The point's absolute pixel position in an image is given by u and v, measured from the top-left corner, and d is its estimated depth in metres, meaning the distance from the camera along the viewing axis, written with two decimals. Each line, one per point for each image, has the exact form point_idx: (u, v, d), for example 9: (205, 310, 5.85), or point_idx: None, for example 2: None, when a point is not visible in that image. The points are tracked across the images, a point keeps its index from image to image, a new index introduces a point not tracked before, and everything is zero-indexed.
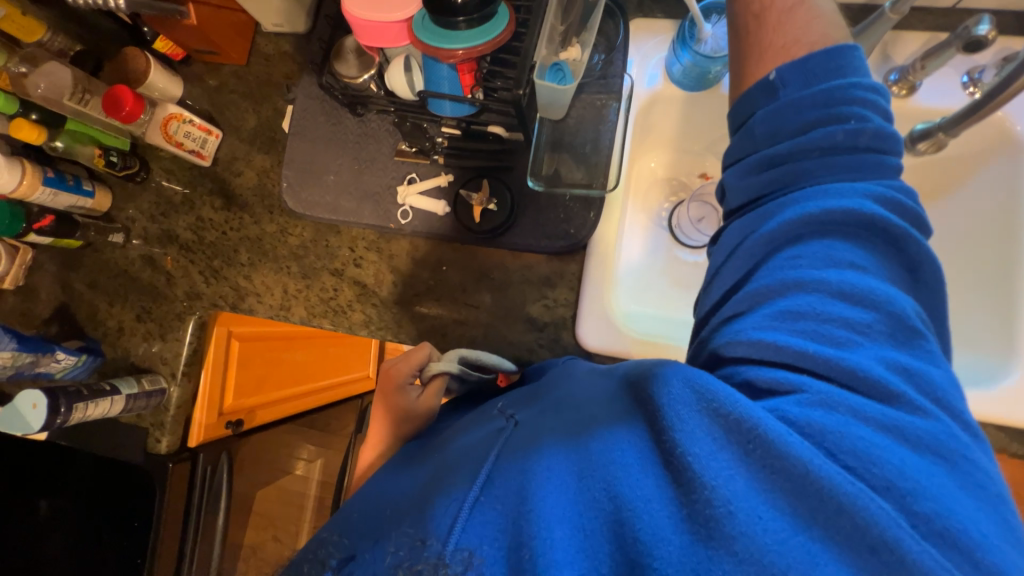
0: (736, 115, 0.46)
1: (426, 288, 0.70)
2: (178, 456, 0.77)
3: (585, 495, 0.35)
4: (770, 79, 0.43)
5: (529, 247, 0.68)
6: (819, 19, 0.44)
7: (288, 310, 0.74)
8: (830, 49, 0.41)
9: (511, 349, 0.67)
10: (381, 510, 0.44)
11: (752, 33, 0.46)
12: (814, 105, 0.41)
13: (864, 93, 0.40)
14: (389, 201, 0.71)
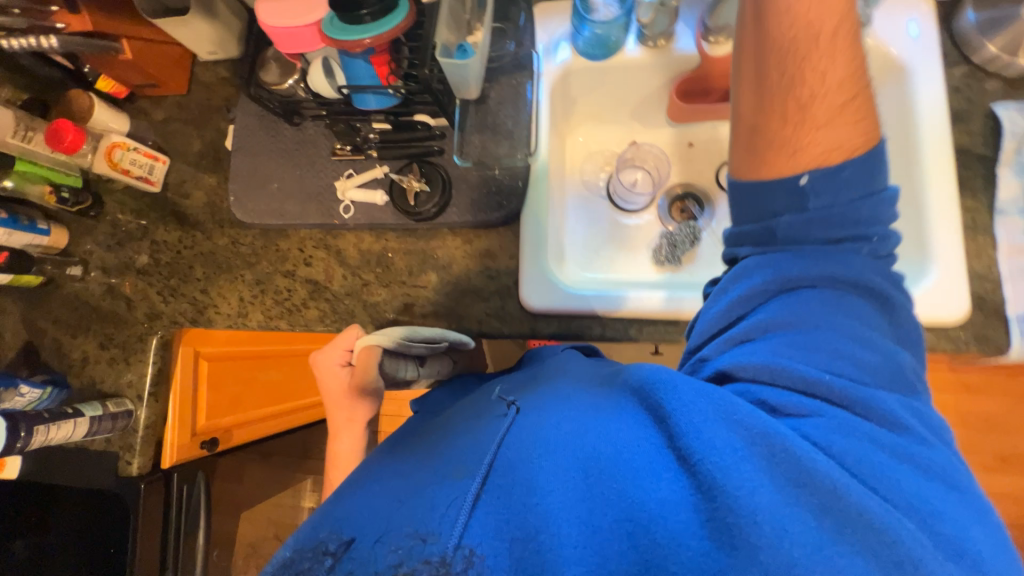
0: (756, 201, 0.46)
1: (374, 277, 0.73)
2: (150, 476, 0.78)
3: (606, 497, 0.36)
4: (800, 183, 0.43)
5: (467, 222, 0.71)
6: (863, 120, 0.43)
7: (245, 316, 0.76)
8: (871, 153, 0.42)
9: (460, 323, 0.69)
10: (371, 495, 0.44)
11: (792, 120, 0.43)
12: (850, 217, 0.42)
13: (889, 204, 0.43)
14: (331, 199, 0.75)
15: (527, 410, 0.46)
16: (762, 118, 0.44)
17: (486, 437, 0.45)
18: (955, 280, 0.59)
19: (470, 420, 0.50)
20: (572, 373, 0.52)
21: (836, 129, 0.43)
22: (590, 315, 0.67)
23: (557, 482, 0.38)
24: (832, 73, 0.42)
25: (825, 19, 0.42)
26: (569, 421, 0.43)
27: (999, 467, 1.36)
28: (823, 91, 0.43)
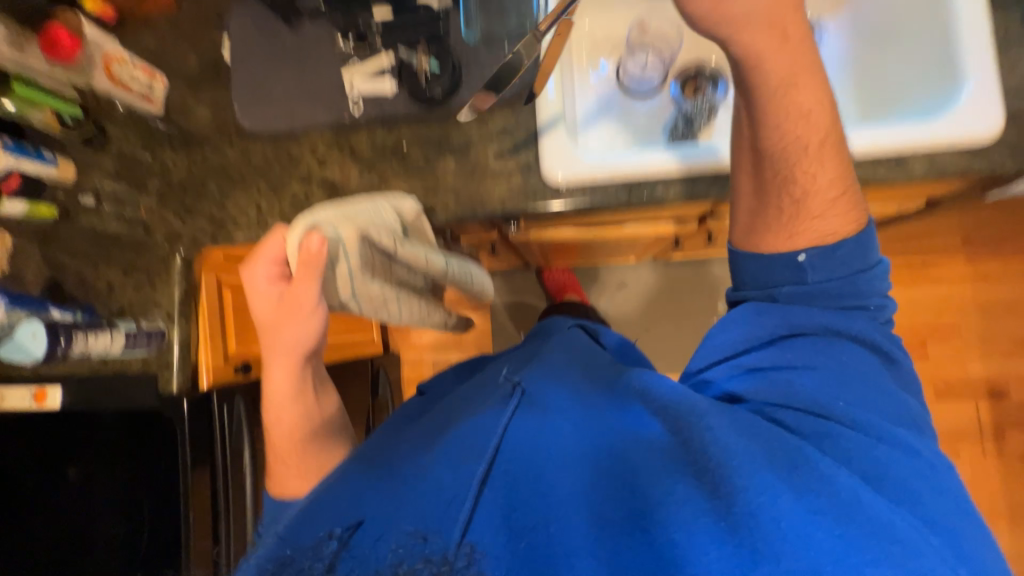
0: (759, 263, 0.55)
1: (391, 171, 0.72)
2: (191, 394, 0.78)
3: (610, 508, 0.44)
4: (799, 259, 0.53)
5: (480, 102, 0.70)
6: (845, 197, 0.53)
7: (265, 225, 0.75)
8: (859, 237, 0.52)
9: (484, 204, 0.69)
10: (387, 478, 0.48)
11: (790, 210, 0.53)
12: (844, 293, 0.52)
13: (879, 278, 0.53)
14: (339, 97, 0.73)
15: (531, 404, 0.53)
16: (763, 208, 0.54)
17: (489, 425, 0.51)
18: (988, 92, 0.59)
19: (472, 405, 0.57)
20: (575, 365, 0.60)
21: (830, 216, 0.52)
22: (614, 180, 0.67)
23: (553, 485, 0.46)
24: (825, 176, 0.52)
25: (813, 134, 0.51)
26: (570, 424, 0.50)
27: (1012, 350, 1.38)
28: (817, 190, 0.52)
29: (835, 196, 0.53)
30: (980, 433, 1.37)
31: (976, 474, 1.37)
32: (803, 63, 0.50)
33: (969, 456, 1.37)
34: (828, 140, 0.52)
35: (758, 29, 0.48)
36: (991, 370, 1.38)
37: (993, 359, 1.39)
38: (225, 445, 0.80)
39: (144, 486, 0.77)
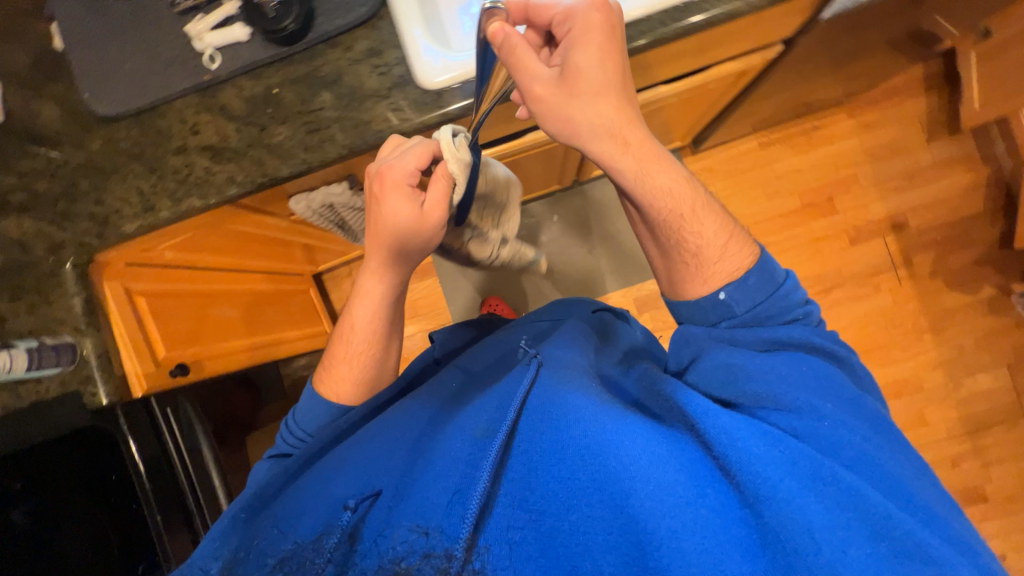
0: (691, 305, 0.66)
1: (269, 119, 0.70)
2: (127, 401, 0.76)
3: (618, 470, 0.49)
4: (721, 297, 0.63)
5: (339, 27, 0.68)
6: (732, 242, 0.64)
7: (153, 209, 0.71)
8: (760, 267, 0.63)
9: (372, 129, 0.68)
10: (410, 500, 0.56)
11: (695, 265, 0.64)
12: (766, 313, 0.62)
13: (791, 290, 0.63)
14: (192, 56, 0.70)
15: (538, 383, 0.61)
16: (675, 267, 0.66)
17: (498, 410, 0.61)
18: None
19: (483, 400, 0.64)
20: (568, 344, 0.70)
21: (728, 252, 0.64)
22: None
23: (549, 473, 0.51)
24: (710, 219, 0.64)
25: (682, 193, 0.63)
26: (585, 408, 0.55)
27: (903, 184, 1.53)
28: (709, 238, 0.64)
29: (723, 239, 0.64)
30: (893, 264, 1.53)
31: (899, 301, 1.52)
32: (645, 140, 0.60)
33: (889, 286, 1.53)
34: (695, 188, 0.64)
35: (602, 123, 0.58)
36: (889, 208, 1.53)
37: (890, 196, 1.53)
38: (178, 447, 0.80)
39: (101, 508, 0.73)
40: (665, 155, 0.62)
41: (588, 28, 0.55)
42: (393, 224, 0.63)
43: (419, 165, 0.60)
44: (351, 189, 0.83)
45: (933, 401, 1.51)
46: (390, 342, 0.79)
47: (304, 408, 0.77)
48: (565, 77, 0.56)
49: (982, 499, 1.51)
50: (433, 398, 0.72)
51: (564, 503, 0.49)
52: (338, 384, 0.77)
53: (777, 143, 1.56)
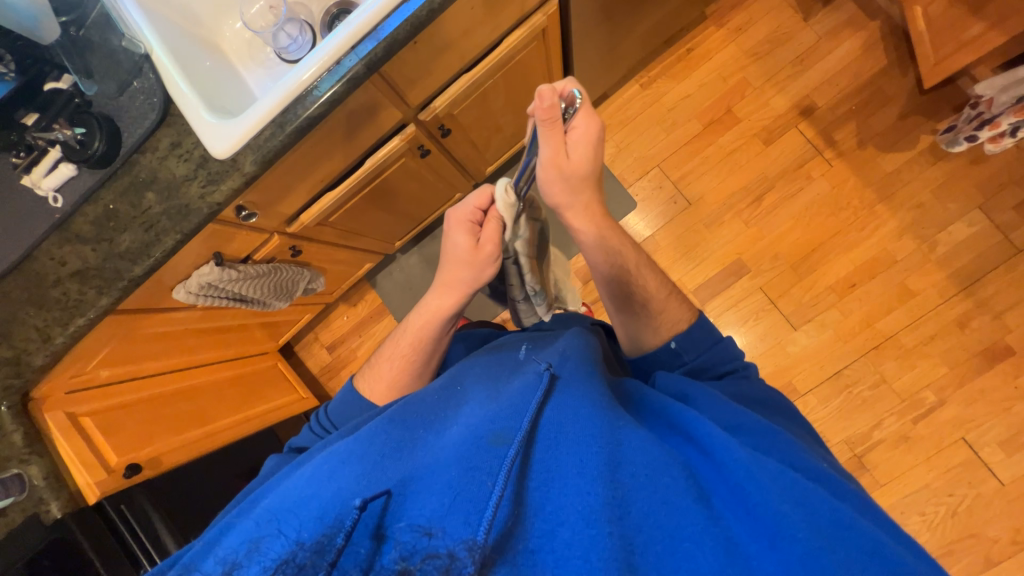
0: (643, 352, 0.73)
1: (113, 231, 0.79)
2: (78, 510, 0.86)
3: (632, 499, 0.40)
4: (672, 346, 0.70)
5: (143, 135, 0.78)
6: (672, 298, 0.74)
7: (50, 338, 0.82)
8: (699, 321, 0.72)
9: (193, 209, 0.77)
10: (419, 496, 0.41)
11: (644, 312, 0.72)
12: (714, 362, 0.69)
13: (729, 345, 0.71)
14: (41, 203, 0.81)
15: (558, 391, 0.49)
16: (632, 318, 0.72)
17: (516, 407, 0.47)
18: None
19: (495, 395, 0.51)
20: (580, 349, 0.59)
21: (675, 311, 0.73)
22: (264, 123, 0.74)
23: (569, 481, 0.40)
24: (664, 288, 0.74)
25: (631, 256, 0.72)
26: (601, 417, 0.45)
27: (797, 70, 1.49)
28: (661, 298, 0.73)
29: (666, 298, 0.73)
30: (817, 149, 1.47)
31: (837, 183, 1.46)
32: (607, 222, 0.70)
33: (821, 172, 1.47)
34: (642, 257, 0.74)
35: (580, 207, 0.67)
36: (791, 97, 1.49)
37: (787, 86, 1.50)
38: (133, 535, 0.91)
39: None
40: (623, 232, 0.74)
41: (595, 136, 0.64)
42: (450, 256, 0.72)
43: (479, 203, 0.72)
44: (219, 266, 0.92)
45: (913, 269, 1.41)
46: (431, 362, 0.79)
47: (339, 402, 0.77)
48: (577, 158, 0.64)
49: (1010, 352, 1.36)
50: (437, 394, 0.58)
51: (580, 517, 0.38)
52: (376, 378, 0.78)
53: (658, 78, 1.56)
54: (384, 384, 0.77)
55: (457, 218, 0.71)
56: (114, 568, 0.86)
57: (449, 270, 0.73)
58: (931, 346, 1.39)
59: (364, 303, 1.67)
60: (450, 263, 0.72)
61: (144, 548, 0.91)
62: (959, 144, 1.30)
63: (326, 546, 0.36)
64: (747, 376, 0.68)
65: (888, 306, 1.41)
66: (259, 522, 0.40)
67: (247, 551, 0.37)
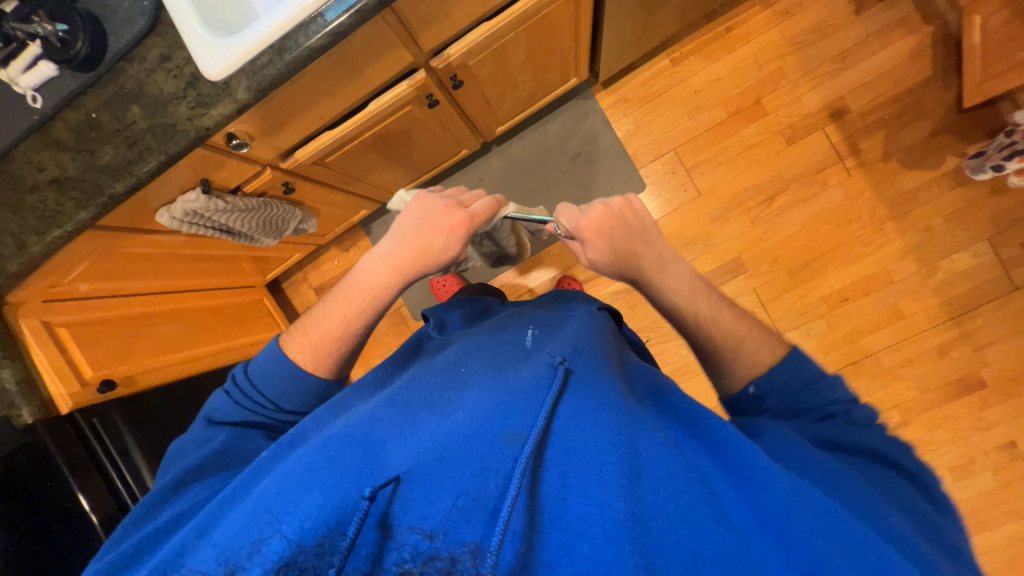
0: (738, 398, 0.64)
1: (94, 142, 0.75)
2: (48, 419, 0.87)
3: (654, 513, 0.39)
4: (751, 390, 0.62)
5: (130, 41, 0.72)
6: (756, 340, 0.65)
7: (26, 245, 0.79)
8: (789, 358, 0.61)
9: (179, 131, 0.73)
10: (432, 489, 0.42)
11: (722, 351, 0.65)
12: (805, 406, 0.58)
13: (827, 389, 0.58)
14: (19, 101, 0.75)
15: (570, 391, 0.52)
16: (712, 360, 0.67)
17: (529, 406, 0.49)
18: None
19: (504, 386, 0.53)
20: (584, 345, 0.64)
21: (759, 345, 0.64)
22: (262, 48, 0.69)
23: (588, 490, 0.41)
24: (740, 323, 0.66)
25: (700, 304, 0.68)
26: (616, 426, 0.46)
27: (837, 67, 1.41)
28: (741, 332, 0.65)
29: (738, 341, 0.65)
30: (840, 155, 1.42)
31: (852, 193, 1.42)
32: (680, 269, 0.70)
33: (839, 180, 1.42)
34: (708, 295, 0.69)
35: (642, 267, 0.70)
36: (824, 96, 1.42)
37: (823, 83, 1.42)
38: (100, 439, 0.93)
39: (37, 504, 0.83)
40: (679, 267, 0.71)
41: (590, 225, 0.71)
42: (441, 258, 0.71)
43: (477, 226, 0.74)
44: (206, 194, 0.88)
45: (908, 292, 1.40)
46: (357, 346, 0.72)
47: (261, 367, 0.69)
48: (601, 249, 0.71)
49: (981, 385, 1.38)
50: (440, 374, 0.60)
51: (604, 530, 0.38)
52: (322, 357, 0.69)
53: (690, 55, 1.47)
54: (335, 362, 0.71)
55: (455, 225, 0.71)
56: (83, 481, 0.88)
57: (404, 255, 0.71)
58: (908, 368, 1.41)
59: (356, 249, 1.65)
60: (413, 250, 0.71)
61: (113, 467, 0.92)
62: (984, 172, 1.28)
63: (328, 549, 0.38)
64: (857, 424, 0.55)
65: (875, 324, 1.42)
66: (264, 507, 0.43)
67: (252, 552, 0.38)
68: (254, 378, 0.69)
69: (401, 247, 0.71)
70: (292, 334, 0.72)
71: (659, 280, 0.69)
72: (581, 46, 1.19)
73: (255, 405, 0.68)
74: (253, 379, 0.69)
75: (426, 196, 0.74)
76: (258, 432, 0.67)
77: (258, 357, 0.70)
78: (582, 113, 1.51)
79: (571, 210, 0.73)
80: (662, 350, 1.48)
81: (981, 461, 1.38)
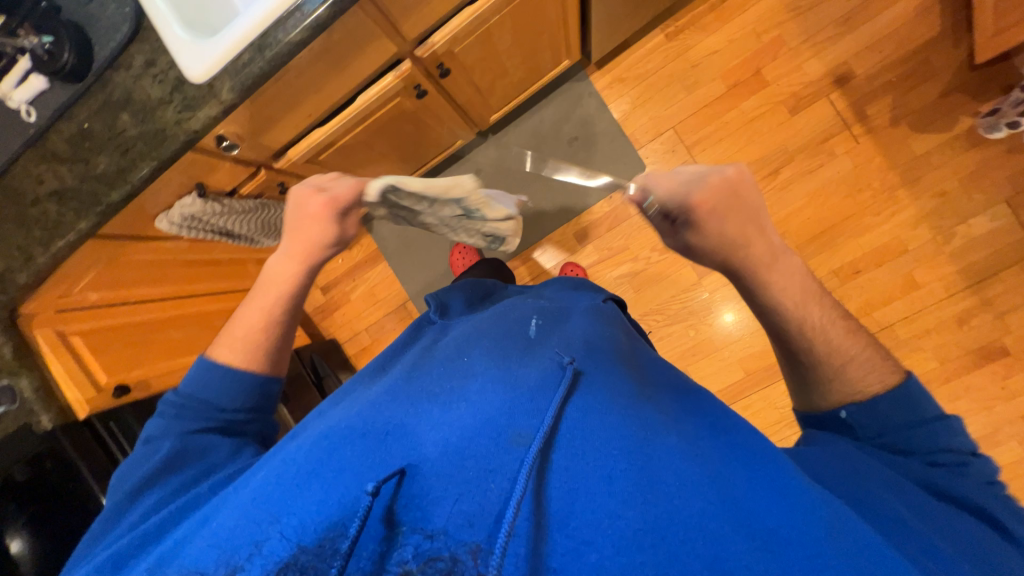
0: (816, 418, 0.59)
1: (89, 152, 0.76)
2: (66, 424, 0.90)
3: (666, 520, 0.38)
4: (841, 413, 0.55)
5: (114, 49, 0.73)
6: (870, 365, 0.56)
7: (32, 256, 0.82)
8: (901, 389, 0.53)
9: (169, 136, 0.73)
10: (441, 489, 0.42)
11: (821, 370, 0.57)
12: (908, 444, 0.51)
13: (937, 427, 0.51)
14: (15, 116, 0.77)
15: (578, 390, 0.51)
16: (808, 378, 0.59)
17: (537, 405, 0.48)
18: None
19: (510, 382, 0.52)
20: (589, 341, 0.64)
21: (868, 372, 0.55)
22: (243, 46, 0.69)
23: (596, 495, 0.40)
24: (851, 344, 0.56)
25: (813, 316, 0.57)
26: (626, 428, 0.45)
27: (839, 31, 1.36)
28: (850, 355, 0.56)
29: (846, 360, 0.56)
30: (846, 123, 1.37)
31: (860, 161, 1.37)
32: (795, 271, 0.59)
33: (846, 149, 1.38)
34: (816, 308, 0.58)
35: (752, 259, 0.57)
36: (827, 63, 1.37)
37: (825, 49, 1.37)
38: (119, 444, 0.95)
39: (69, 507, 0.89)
40: (796, 275, 0.58)
41: (694, 215, 0.57)
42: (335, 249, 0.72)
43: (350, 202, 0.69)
44: (202, 198, 0.89)
45: (923, 261, 1.36)
46: (288, 333, 0.73)
47: (190, 377, 0.68)
48: (699, 238, 0.59)
49: (1003, 353, 1.33)
50: (443, 366, 0.59)
51: (615, 539, 0.37)
52: (256, 352, 0.70)
53: (685, 29, 1.43)
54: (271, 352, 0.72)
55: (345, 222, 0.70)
56: (102, 480, 0.91)
57: (301, 241, 0.70)
58: (926, 340, 1.37)
59: (359, 247, 1.66)
60: (305, 236, 0.69)
61: None
62: (999, 130, 1.22)
63: None
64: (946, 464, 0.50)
65: (889, 296, 1.38)
66: (267, 501, 0.43)
67: (250, 553, 0.40)
68: (190, 390, 0.67)
69: (298, 236, 0.69)
70: (219, 341, 0.73)
71: (768, 276, 0.57)
72: (571, 26, 1.17)
73: (201, 413, 0.66)
74: (189, 392, 0.67)
75: (300, 188, 0.69)
76: (212, 436, 0.64)
77: (189, 374, 0.70)
78: (577, 96, 1.49)
79: (673, 189, 0.58)
80: (670, 333, 1.46)
81: (1006, 431, 1.34)
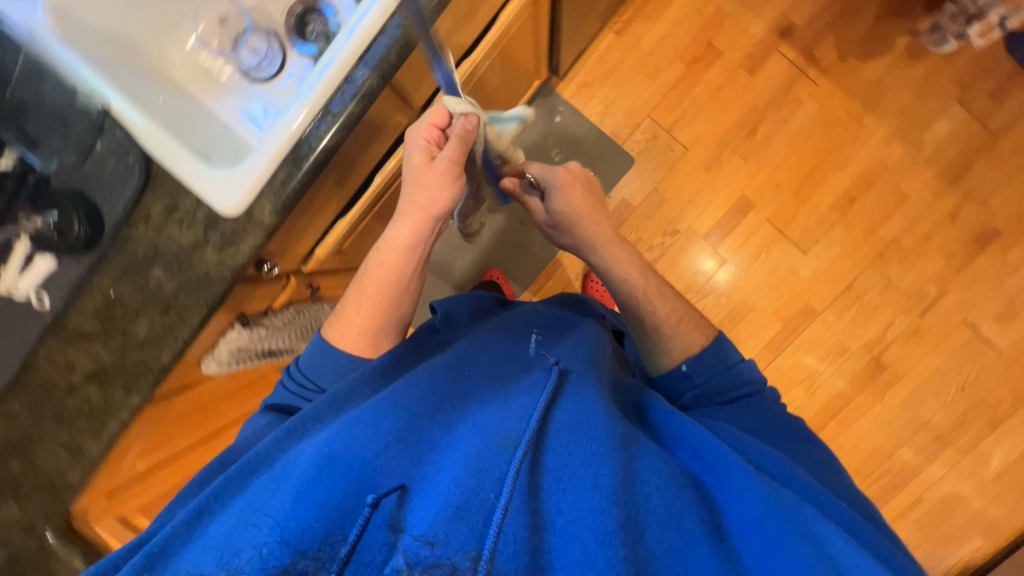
0: (663, 379, 0.78)
1: (123, 320, 0.69)
2: None
3: (638, 524, 0.43)
4: (684, 368, 0.75)
5: (128, 205, 0.67)
6: (690, 319, 0.78)
7: (83, 450, 0.72)
8: (718, 343, 0.76)
9: (214, 279, 0.67)
10: (436, 485, 0.43)
11: (656, 328, 0.78)
12: (723, 388, 0.74)
13: (746, 368, 0.75)
14: (22, 307, 0.68)
15: (564, 396, 0.53)
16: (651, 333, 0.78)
17: (524, 408, 0.50)
18: None
19: (502, 393, 0.54)
20: (582, 350, 0.66)
21: (690, 333, 0.77)
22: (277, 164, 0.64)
23: (580, 499, 0.43)
24: (671, 308, 0.78)
25: (645, 281, 0.79)
26: (610, 436, 0.49)
27: None
28: (676, 319, 0.78)
29: (679, 320, 0.78)
30: (801, 70, 1.46)
31: (824, 101, 1.46)
32: (625, 248, 0.81)
33: (808, 93, 1.46)
34: (650, 279, 0.80)
35: (592, 233, 0.80)
36: (768, 20, 1.45)
37: (762, 9, 1.45)
38: None
39: None
40: (625, 249, 0.81)
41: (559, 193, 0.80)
42: (445, 205, 0.70)
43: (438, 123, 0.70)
44: (246, 327, 0.84)
45: (904, 173, 1.46)
46: (404, 303, 0.72)
47: (311, 356, 0.67)
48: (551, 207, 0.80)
49: (995, 235, 1.45)
50: (441, 371, 0.58)
51: (595, 537, 0.40)
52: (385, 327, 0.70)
53: (632, 22, 1.48)
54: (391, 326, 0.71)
55: (444, 174, 0.68)
56: None
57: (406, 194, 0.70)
58: (928, 243, 1.47)
59: None
60: (410, 184, 0.70)
61: None
62: (948, 43, 1.36)
63: (328, 557, 0.38)
64: (780, 430, 0.68)
65: (886, 213, 1.47)
66: (258, 507, 0.42)
67: (256, 556, 0.37)
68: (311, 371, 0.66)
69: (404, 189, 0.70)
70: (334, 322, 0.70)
71: (605, 247, 0.80)
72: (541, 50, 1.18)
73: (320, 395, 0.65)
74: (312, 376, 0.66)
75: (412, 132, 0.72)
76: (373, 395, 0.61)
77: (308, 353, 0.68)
78: (549, 111, 1.50)
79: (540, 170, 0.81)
80: (705, 307, 1.49)
81: (1019, 302, 1.45)
